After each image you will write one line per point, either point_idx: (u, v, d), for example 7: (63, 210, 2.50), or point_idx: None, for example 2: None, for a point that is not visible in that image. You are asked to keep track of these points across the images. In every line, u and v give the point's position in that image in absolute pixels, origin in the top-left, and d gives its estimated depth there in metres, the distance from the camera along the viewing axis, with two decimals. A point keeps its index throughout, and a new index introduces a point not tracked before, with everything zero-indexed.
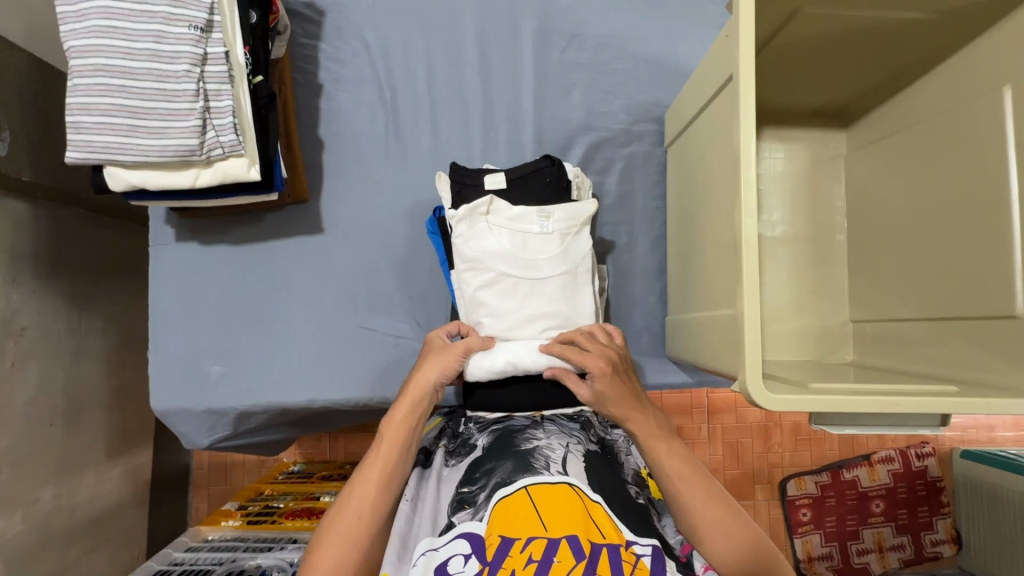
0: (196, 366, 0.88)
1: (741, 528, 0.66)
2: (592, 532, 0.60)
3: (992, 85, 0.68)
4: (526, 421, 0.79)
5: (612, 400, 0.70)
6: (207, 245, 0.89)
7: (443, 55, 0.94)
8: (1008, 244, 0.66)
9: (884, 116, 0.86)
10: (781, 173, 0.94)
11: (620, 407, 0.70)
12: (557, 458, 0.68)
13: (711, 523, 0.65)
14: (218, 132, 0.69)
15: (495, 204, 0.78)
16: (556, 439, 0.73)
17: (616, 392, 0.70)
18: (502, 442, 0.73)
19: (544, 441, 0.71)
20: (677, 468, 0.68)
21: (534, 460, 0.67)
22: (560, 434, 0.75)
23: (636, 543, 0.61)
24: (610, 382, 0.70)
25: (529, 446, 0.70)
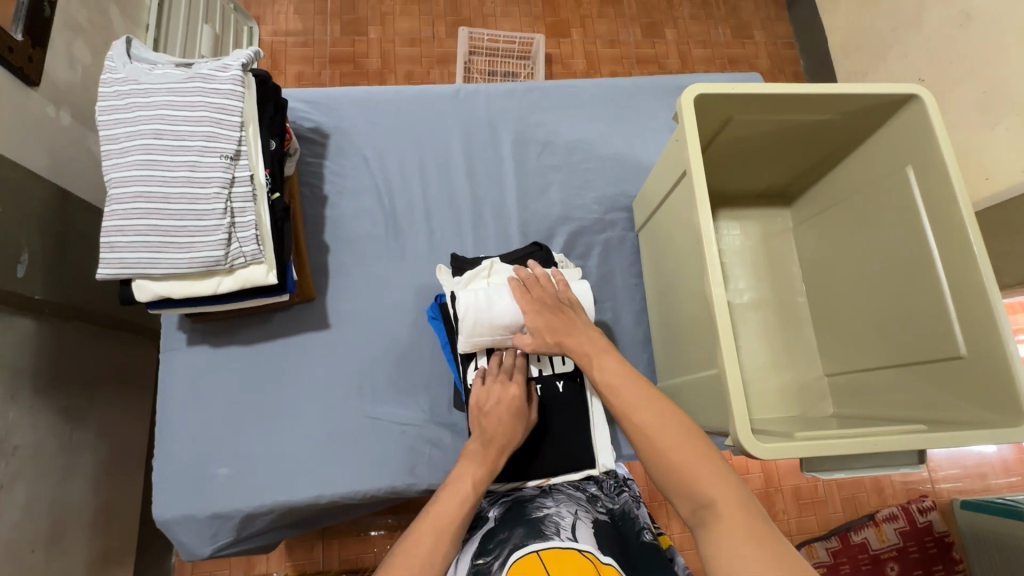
0: (203, 470, 0.88)
1: (691, 443, 0.60)
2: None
3: (900, 164, 0.82)
4: (534, 491, 0.83)
5: (547, 328, 0.79)
6: (216, 347, 0.93)
7: (434, 165, 1.07)
8: (940, 293, 0.76)
9: (822, 192, 1.00)
10: (740, 247, 1.06)
11: (557, 328, 0.78)
12: (566, 525, 0.70)
13: (654, 427, 0.63)
14: (241, 243, 0.77)
15: (495, 267, 0.88)
16: (565, 506, 0.76)
17: (549, 320, 0.79)
18: (513, 512, 0.76)
19: (553, 508, 0.75)
20: (610, 377, 0.70)
21: (545, 527, 0.69)
22: (567, 502, 0.78)
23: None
24: (537, 316, 0.79)
25: (540, 514, 0.73)
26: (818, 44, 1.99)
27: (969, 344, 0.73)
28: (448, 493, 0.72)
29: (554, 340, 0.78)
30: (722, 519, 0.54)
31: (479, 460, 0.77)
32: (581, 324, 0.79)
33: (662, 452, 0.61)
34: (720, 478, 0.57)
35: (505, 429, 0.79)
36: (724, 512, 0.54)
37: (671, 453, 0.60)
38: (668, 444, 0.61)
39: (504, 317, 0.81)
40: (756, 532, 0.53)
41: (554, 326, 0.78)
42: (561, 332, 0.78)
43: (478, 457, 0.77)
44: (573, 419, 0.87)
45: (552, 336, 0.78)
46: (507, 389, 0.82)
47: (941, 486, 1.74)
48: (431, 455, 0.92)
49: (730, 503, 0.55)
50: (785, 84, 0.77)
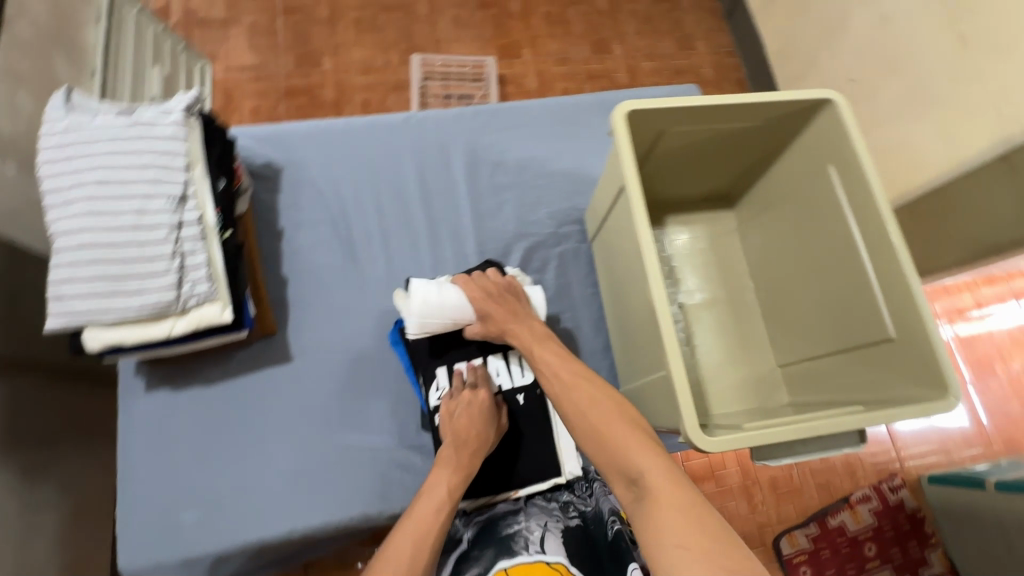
0: (169, 515, 0.86)
1: (632, 433, 0.64)
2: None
3: (822, 163, 0.88)
4: (509, 506, 0.84)
5: (491, 315, 0.83)
6: (177, 389, 0.93)
7: (389, 191, 1.09)
8: (868, 281, 0.82)
9: (760, 192, 1.06)
10: (690, 250, 1.10)
11: (499, 316, 0.83)
12: (535, 538, 0.74)
13: (600, 421, 0.67)
14: (193, 284, 0.77)
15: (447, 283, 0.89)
16: (535, 519, 0.78)
17: (492, 306, 0.83)
18: (485, 532, 0.78)
19: (524, 523, 0.77)
20: (553, 363, 0.76)
21: (515, 543, 0.73)
22: (538, 514, 0.80)
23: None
24: (481, 299, 0.84)
25: (510, 530, 0.76)
26: (756, 51, 2.10)
27: (897, 326, 0.77)
28: (425, 502, 0.73)
29: (497, 328, 0.83)
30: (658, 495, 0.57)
31: (453, 466, 0.78)
32: (523, 315, 0.83)
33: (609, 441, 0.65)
34: (657, 458, 0.60)
35: (476, 433, 0.81)
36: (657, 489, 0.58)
37: (615, 441, 0.64)
38: (613, 433, 0.65)
39: (452, 308, 0.84)
40: (688, 505, 0.56)
41: (495, 316, 0.83)
42: (499, 317, 0.83)
43: (452, 463, 0.78)
44: (537, 430, 0.88)
45: (496, 325, 0.83)
46: (478, 392, 0.83)
47: (909, 464, 1.77)
48: (402, 479, 0.92)
49: (664, 480, 0.58)
50: (709, 97, 0.82)
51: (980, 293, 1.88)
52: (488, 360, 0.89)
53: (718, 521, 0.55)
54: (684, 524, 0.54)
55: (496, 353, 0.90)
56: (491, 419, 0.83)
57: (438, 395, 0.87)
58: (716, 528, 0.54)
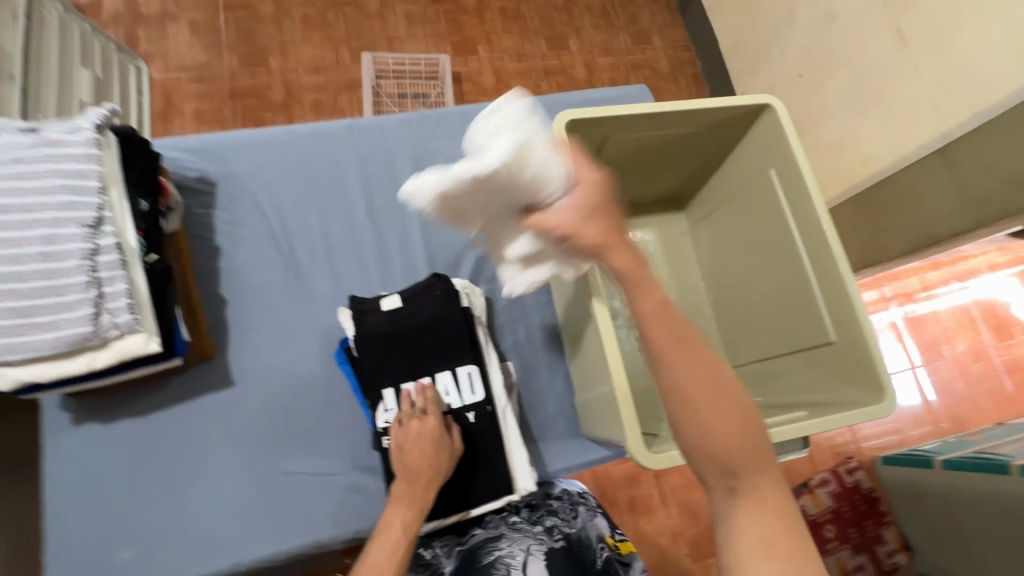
0: (104, 557, 0.82)
1: (735, 412, 0.53)
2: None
3: (763, 167, 0.89)
4: (486, 534, 0.88)
5: (589, 201, 0.60)
6: (107, 423, 0.87)
7: (332, 203, 1.05)
8: (808, 284, 0.83)
9: (709, 195, 1.06)
10: (642, 253, 1.11)
11: (599, 203, 0.60)
12: (517, 564, 0.80)
13: (693, 390, 0.54)
14: (113, 314, 0.72)
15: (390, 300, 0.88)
16: (517, 544, 0.84)
17: (599, 191, 0.60)
18: (468, 561, 0.84)
19: (506, 550, 0.83)
20: (635, 286, 0.58)
21: (496, 572, 0.79)
22: (518, 538, 0.85)
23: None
24: (590, 197, 0.60)
25: (490, 559, 0.82)
26: (710, 45, 2.11)
27: (837, 330, 0.79)
28: (378, 546, 0.73)
29: (598, 238, 0.59)
30: (753, 491, 0.52)
31: (407, 503, 0.77)
32: (625, 236, 0.60)
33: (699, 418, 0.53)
34: (754, 446, 0.53)
35: (427, 465, 0.79)
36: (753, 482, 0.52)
37: (711, 423, 0.53)
38: (711, 407, 0.53)
39: (534, 175, 0.58)
40: (777, 505, 0.51)
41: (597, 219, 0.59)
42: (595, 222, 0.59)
43: (406, 499, 0.77)
44: (489, 447, 0.86)
45: (592, 210, 0.59)
46: (426, 420, 0.81)
47: (864, 446, 1.83)
48: (354, 502, 0.89)
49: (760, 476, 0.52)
50: (649, 104, 0.81)
51: (925, 277, 1.92)
52: (437, 378, 0.87)
53: (800, 520, 0.52)
54: (781, 529, 0.50)
55: (444, 371, 0.87)
56: (442, 445, 0.81)
57: (386, 417, 0.84)
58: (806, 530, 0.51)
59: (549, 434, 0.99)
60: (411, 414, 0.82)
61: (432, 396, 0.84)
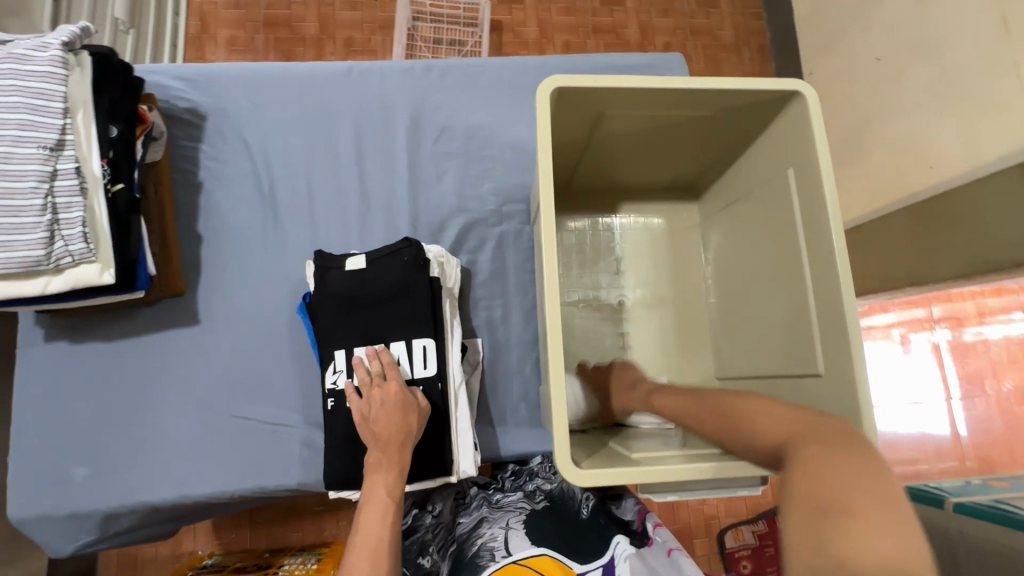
0: (61, 469, 0.86)
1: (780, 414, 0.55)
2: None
3: (783, 166, 0.77)
4: (470, 523, 0.87)
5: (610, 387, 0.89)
6: (77, 343, 0.90)
7: (320, 150, 1.00)
8: (806, 305, 0.73)
9: (725, 188, 0.96)
10: (643, 242, 1.04)
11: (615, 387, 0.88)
12: (499, 544, 0.78)
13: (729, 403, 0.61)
14: (67, 242, 0.72)
15: (355, 258, 0.85)
16: (497, 523, 0.83)
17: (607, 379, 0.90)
18: (457, 559, 0.80)
19: (489, 532, 0.81)
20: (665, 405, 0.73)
21: (481, 558, 0.77)
22: (499, 517, 0.85)
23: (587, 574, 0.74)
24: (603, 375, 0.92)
25: (475, 548, 0.79)
26: (783, 16, 1.88)
27: (827, 365, 0.69)
28: (367, 516, 0.70)
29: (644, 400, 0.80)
30: (800, 457, 0.47)
31: (384, 469, 0.73)
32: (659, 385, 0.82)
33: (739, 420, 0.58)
34: (796, 427, 0.52)
35: (397, 428, 0.74)
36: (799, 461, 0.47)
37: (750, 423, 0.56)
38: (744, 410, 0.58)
39: None
40: (841, 461, 0.45)
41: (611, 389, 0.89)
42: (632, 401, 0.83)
43: (384, 465, 0.73)
44: (433, 429, 0.80)
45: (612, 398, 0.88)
46: (387, 386, 0.76)
47: None
48: (302, 457, 0.89)
49: (814, 441, 0.49)
50: (655, 78, 0.71)
51: (984, 301, 1.64)
52: (391, 348, 0.82)
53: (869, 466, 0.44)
54: (861, 491, 0.42)
55: (399, 341, 0.82)
56: (407, 406, 0.76)
57: (334, 378, 0.81)
58: (887, 485, 0.43)
59: (509, 419, 0.95)
60: (370, 380, 0.78)
61: (390, 360, 0.79)
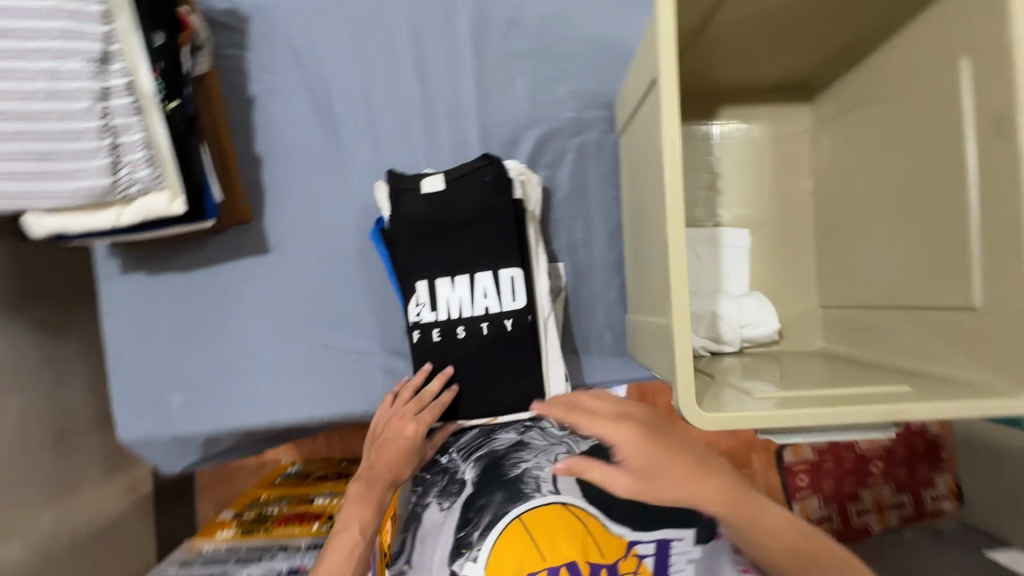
0: (158, 396, 0.88)
1: (731, 485, 0.60)
2: (593, 552, 0.74)
3: (954, 52, 0.62)
4: (508, 442, 0.83)
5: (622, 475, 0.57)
6: (154, 274, 0.88)
7: (376, 54, 0.89)
8: (966, 225, 0.62)
9: (852, 84, 0.81)
10: (745, 152, 0.92)
11: (653, 475, 0.58)
12: (546, 477, 0.80)
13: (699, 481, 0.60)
14: (132, 168, 0.67)
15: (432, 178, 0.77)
16: (544, 455, 0.82)
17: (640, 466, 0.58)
18: (491, 471, 0.80)
19: (531, 461, 0.81)
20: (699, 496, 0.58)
21: (526, 485, 0.79)
22: (546, 448, 0.83)
23: (638, 544, 0.78)
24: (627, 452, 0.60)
25: (517, 471, 0.80)
26: None
27: (988, 296, 0.59)
28: (337, 542, 0.72)
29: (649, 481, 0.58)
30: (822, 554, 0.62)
31: (368, 503, 0.74)
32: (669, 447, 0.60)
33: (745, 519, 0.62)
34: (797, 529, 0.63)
35: (396, 469, 0.74)
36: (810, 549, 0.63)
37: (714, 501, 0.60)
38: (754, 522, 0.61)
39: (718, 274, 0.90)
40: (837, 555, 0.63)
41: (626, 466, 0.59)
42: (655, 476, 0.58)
43: (366, 499, 0.74)
44: (524, 361, 0.77)
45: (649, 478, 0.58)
46: (405, 423, 0.75)
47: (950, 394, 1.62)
48: (386, 383, 0.88)
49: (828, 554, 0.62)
50: None
51: None
52: (475, 279, 0.76)
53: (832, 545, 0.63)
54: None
55: (485, 272, 0.76)
56: (417, 448, 0.76)
57: (418, 311, 0.77)
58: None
59: (593, 347, 0.91)
60: (409, 415, 0.75)
61: (444, 405, 0.77)
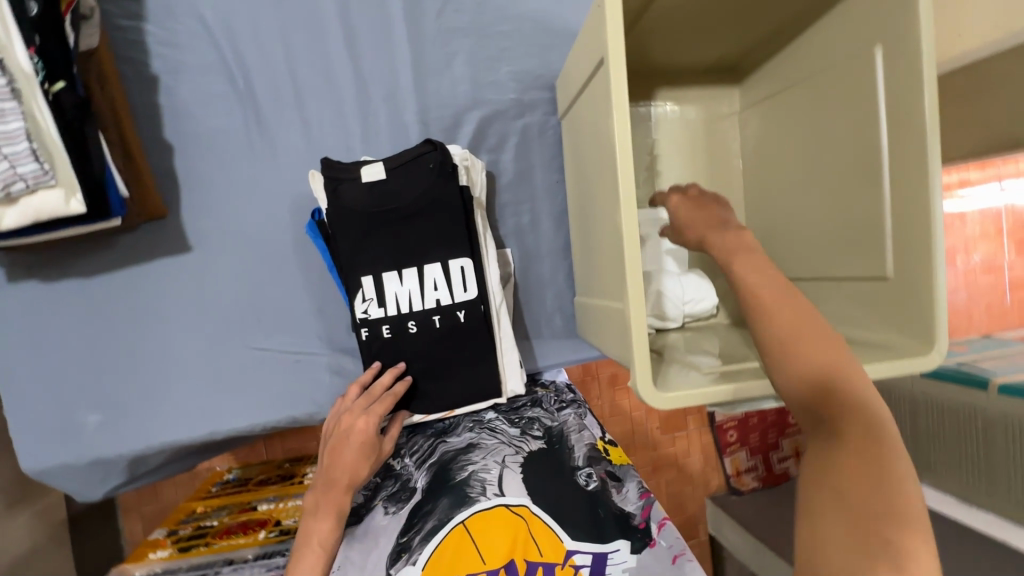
0: (69, 419, 0.78)
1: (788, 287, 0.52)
2: (529, 551, 0.65)
3: (868, 40, 0.67)
4: (458, 444, 0.75)
5: (691, 223, 0.65)
6: (51, 281, 0.77)
7: (299, 29, 0.81)
8: (880, 202, 0.67)
9: (777, 67, 0.85)
10: (680, 133, 0.96)
11: (699, 224, 0.64)
12: (492, 479, 0.69)
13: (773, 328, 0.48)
14: (12, 162, 0.58)
15: (370, 167, 0.73)
16: (492, 456, 0.72)
17: (699, 215, 0.65)
18: (439, 476, 0.71)
19: (479, 463, 0.71)
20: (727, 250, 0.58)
21: (470, 489, 0.68)
22: (494, 447, 0.74)
23: (576, 553, 0.65)
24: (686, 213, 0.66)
25: (464, 475, 0.70)
26: None
27: (898, 267, 0.66)
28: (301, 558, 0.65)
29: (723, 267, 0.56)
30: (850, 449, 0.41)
31: (327, 511, 0.67)
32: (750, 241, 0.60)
33: (862, 399, 0.43)
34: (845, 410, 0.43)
35: (354, 471, 0.68)
36: (912, 501, 0.38)
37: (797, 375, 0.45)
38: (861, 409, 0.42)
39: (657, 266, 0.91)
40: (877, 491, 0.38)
41: (698, 220, 0.63)
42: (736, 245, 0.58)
43: (326, 508, 0.67)
44: (479, 353, 0.76)
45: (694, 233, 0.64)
46: (360, 419, 0.69)
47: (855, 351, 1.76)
48: (333, 383, 0.84)
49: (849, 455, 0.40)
50: None
51: None
52: (424, 271, 0.73)
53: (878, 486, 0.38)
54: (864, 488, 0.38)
55: (435, 263, 0.74)
56: (374, 448, 0.70)
57: (365, 308, 0.73)
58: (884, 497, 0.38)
59: (544, 331, 0.92)
60: (360, 409, 0.70)
61: (397, 396, 0.73)
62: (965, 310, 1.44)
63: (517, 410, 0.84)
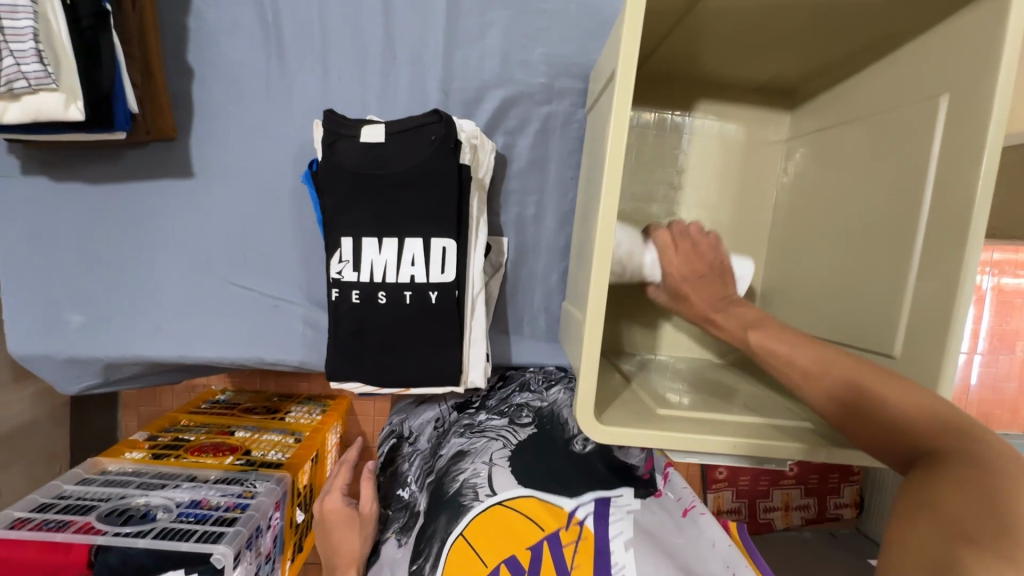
0: (57, 314, 0.82)
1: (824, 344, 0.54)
2: (532, 534, 0.60)
3: (936, 88, 0.58)
4: (452, 454, 0.75)
5: (691, 292, 0.65)
6: (60, 180, 0.80)
7: None
8: (906, 270, 0.59)
9: (838, 98, 0.76)
10: (716, 151, 0.89)
11: (704, 299, 0.65)
12: (482, 478, 0.66)
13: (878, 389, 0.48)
14: (18, 59, 0.58)
15: (369, 129, 0.71)
16: (481, 455, 0.70)
17: (699, 284, 0.65)
18: (436, 494, 0.70)
19: (470, 466, 0.69)
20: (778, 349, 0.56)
21: (463, 497, 0.65)
22: (481, 448, 0.72)
23: (577, 510, 0.61)
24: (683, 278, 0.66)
25: (456, 485, 0.67)
26: None
27: (905, 348, 0.58)
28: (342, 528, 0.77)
29: (761, 348, 0.58)
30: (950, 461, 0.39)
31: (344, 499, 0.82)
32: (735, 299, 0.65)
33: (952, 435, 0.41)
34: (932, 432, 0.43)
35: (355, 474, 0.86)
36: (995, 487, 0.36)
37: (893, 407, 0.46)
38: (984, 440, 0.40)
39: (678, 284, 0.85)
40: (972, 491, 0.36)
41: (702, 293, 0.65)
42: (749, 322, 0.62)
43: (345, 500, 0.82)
44: (444, 337, 0.74)
45: (699, 311, 0.66)
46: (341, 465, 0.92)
47: None
48: (305, 335, 0.84)
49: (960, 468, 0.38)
50: None
51: None
52: (404, 244, 0.72)
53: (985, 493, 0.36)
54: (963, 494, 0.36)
55: (416, 238, 0.71)
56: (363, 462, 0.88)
57: (339, 268, 0.72)
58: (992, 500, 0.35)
59: (525, 329, 0.89)
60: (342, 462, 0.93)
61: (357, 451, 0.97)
62: (1013, 402, 1.29)
63: (506, 398, 0.85)
